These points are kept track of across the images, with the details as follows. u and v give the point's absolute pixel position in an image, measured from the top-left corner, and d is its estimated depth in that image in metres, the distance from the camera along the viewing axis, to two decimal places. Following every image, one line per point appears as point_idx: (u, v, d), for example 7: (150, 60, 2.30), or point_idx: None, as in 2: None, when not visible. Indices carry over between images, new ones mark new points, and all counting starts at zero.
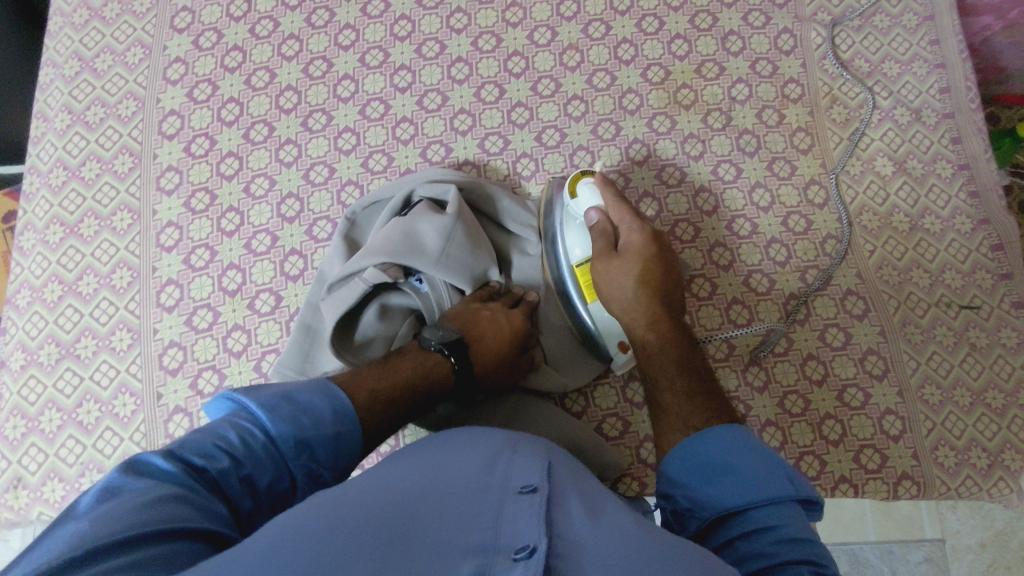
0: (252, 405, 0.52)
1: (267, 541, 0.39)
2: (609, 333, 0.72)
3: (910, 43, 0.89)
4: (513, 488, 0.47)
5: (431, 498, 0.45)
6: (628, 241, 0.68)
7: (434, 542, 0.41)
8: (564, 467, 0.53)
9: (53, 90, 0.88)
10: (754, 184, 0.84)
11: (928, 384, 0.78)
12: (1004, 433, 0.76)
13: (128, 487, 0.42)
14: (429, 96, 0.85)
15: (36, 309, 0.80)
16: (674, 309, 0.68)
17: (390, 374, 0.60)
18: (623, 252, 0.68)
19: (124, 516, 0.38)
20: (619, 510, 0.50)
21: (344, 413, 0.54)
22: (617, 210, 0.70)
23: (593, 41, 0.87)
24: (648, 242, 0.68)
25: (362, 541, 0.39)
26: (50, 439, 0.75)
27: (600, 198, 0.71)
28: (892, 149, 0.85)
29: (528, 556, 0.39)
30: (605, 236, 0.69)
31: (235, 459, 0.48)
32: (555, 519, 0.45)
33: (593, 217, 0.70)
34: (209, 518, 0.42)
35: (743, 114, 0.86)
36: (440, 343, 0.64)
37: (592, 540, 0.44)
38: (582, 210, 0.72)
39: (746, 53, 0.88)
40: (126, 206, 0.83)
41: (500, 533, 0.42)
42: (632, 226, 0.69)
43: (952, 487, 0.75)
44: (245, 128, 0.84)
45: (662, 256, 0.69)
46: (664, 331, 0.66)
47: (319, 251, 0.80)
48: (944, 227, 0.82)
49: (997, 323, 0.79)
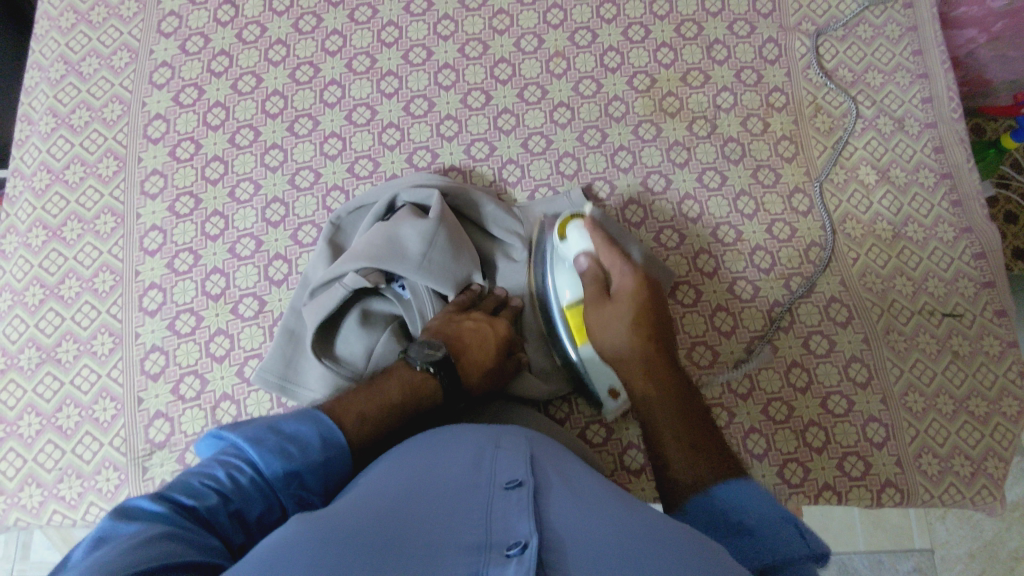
0: (238, 439, 0.51)
1: (256, 562, 0.38)
2: (599, 375, 0.71)
3: (893, 53, 0.90)
4: (498, 487, 0.47)
5: (418, 505, 0.45)
6: (620, 285, 0.69)
7: (427, 546, 0.40)
8: (548, 462, 0.53)
9: (38, 93, 0.87)
10: (739, 191, 0.84)
11: (911, 392, 0.78)
12: (987, 441, 0.76)
13: (117, 533, 0.41)
14: (416, 102, 0.86)
15: (17, 312, 0.80)
16: (670, 350, 0.67)
17: (378, 397, 0.59)
18: (616, 297, 0.68)
19: (115, 559, 0.37)
20: (608, 494, 0.50)
21: (333, 439, 0.53)
22: (608, 254, 0.70)
23: (579, 49, 0.88)
24: (641, 286, 0.68)
25: (358, 548, 0.39)
26: (29, 443, 0.75)
27: (589, 241, 0.71)
28: (875, 158, 0.86)
29: (521, 552, 0.39)
30: (596, 281, 0.69)
31: (224, 497, 0.47)
32: (544, 510, 0.45)
33: (582, 262, 0.70)
34: (205, 551, 0.42)
35: (728, 123, 0.86)
36: (425, 361, 0.63)
37: (581, 527, 0.43)
38: (571, 252, 0.72)
39: (731, 61, 0.88)
40: (110, 210, 0.83)
41: (491, 529, 0.42)
42: (623, 269, 0.69)
43: (936, 495, 0.75)
44: (231, 133, 0.84)
45: (656, 302, 0.69)
46: (659, 374, 0.64)
47: (304, 256, 0.80)
48: (926, 235, 0.83)
49: (980, 331, 0.80)
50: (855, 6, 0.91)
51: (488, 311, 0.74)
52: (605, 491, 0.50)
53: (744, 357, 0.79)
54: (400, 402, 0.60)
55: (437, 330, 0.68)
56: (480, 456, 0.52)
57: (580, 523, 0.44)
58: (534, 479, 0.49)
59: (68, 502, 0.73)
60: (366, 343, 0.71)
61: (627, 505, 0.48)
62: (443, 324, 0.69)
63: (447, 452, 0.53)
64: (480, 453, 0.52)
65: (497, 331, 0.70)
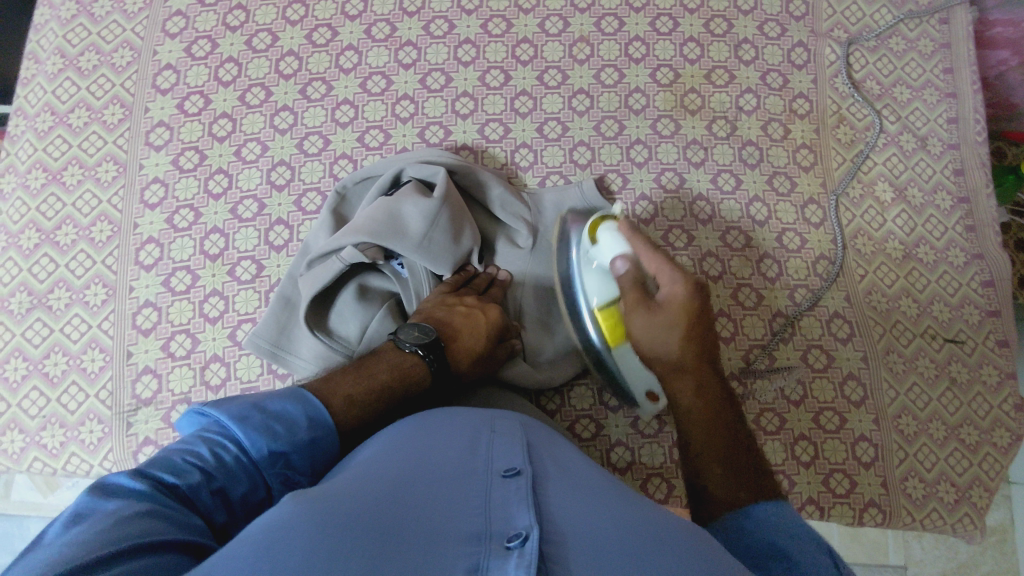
0: (221, 416, 0.50)
1: (252, 541, 0.37)
2: (638, 379, 0.69)
3: (924, 69, 0.88)
4: (495, 473, 0.47)
5: (415, 491, 0.44)
6: (668, 295, 0.60)
7: (427, 535, 0.40)
8: (543, 450, 0.53)
9: (48, 31, 0.85)
10: (752, 197, 0.83)
11: (904, 415, 0.77)
12: (974, 470, 0.76)
13: (95, 511, 0.40)
14: (433, 75, 0.84)
15: (11, 255, 0.79)
16: (715, 363, 0.61)
17: (366, 378, 0.58)
18: (660, 305, 0.60)
19: (91, 540, 0.37)
20: (602, 483, 0.50)
21: (320, 418, 0.53)
22: (650, 260, 0.63)
23: (605, 36, 0.86)
24: (691, 295, 0.59)
25: (357, 534, 0.38)
26: (14, 388, 0.75)
27: (628, 248, 0.65)
28: (894, 175, 0.85)
29: (522, 543, 0.38)
30: (635, 284, 0.63)
31: (207, 473, 0.46)
32: (543, 499, 0.45)
33: (619, 265, 0.64)
34: (185, 530, 0.41)
35: (748, 125, 0.84)
36: (414, 344, 0.62)
37: (579, 517, 0.43)
38: (605, 257, 0.67)
39: (757, 63, 0.86)
40: (112, 158, 0.81)
41: (490, 518, 0.42)
42: (675, 278, 0.60)
43: (917, 519, 0.75)
44: (242, 91, 0.82)
45: (709, 314, 0.60)
46: (707, 393, 0.59)
47: (306, 223, 0.78)
48: (936, 258, 0.82)
49: (980, 359, 0.79)
50: (890, 17, 0.88)
51: (485, 297, 0.73)
52: (600, 481, 0.50)
53: (741, 365, 0.79)
54: (390, 386, 0.59)
55: (430, 314, 0.67)
56: (477, 442, 0.52)
57: (580, 514, 0.44)
58: (532, 468, 0.48)
59: (50, 451, 0.73)
60: (361, 318, 0.71)
61: (624, 496, 0.48)
62: (435, 308, 0.68)
63: (444, 435, 0.52)
64: (477, 438, 0.52)
65: (492, 320, 0.69)
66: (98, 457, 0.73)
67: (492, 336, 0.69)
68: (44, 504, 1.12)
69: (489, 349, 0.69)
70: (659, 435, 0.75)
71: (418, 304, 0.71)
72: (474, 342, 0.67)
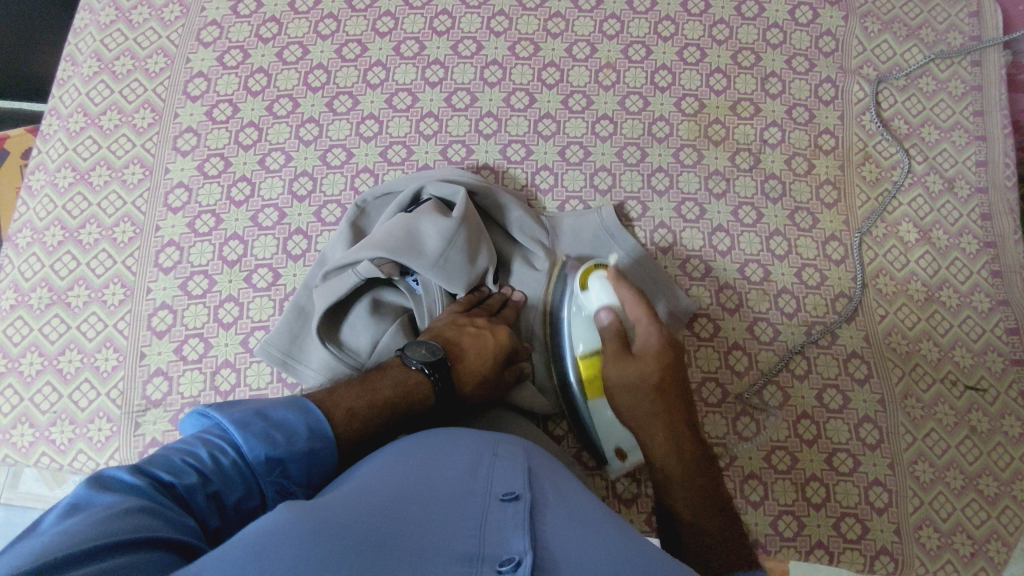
0: (223, 420, 0.50)
1: (245, 545, 0.37)
2: (609, 436, 0.70)
3: (953, 110, 0.87)
4: (493, 497, 0.46)
5: (411, 508, 0.44)
6: (642, 344, 0.65)
7: (417, 550, 0.39)
8: (544, 475, 0.52)
9: (86, 35, 0.87)
10: (773, 231, 0.82)
11: (921, 461, 0.75)
12: (992, 523, 0.74)
13: (91, 502, 0.40)
14: (458, 94, 0.84)
15: (35, 251, 0.80)
16: (688, 414, 0.64)
17: (370, 392, 0.58)
18: (636, 355, 0.64)
19: (90, 529, 0.37)
20: (600, 514, 0.49)
21: (320, 429, 0.53)
22: (634, 308, 0.66)
23: (632, 63, 0.86)
24: (664, 345, 0.64)
25: (349, 547, 0.38)
26: (28, 382, 0.76)
27: (612, 296, 0.67)
28: (919, 216, 0.83)
29: (513, 569, 0.38)
30: (618, 336, 0.65)
31: (204, 477, 0.46)
32: (539, 527, 0.45)
33: (604, 317, 0.66)
34: (177, 529, 0.41)
35: (772, 159, 0.84)
36: (422, 362, 0.62)
37: (575, 550, 0.43)
38: (592, 305, 0.68)
39: (784, 97, 0.86)
40: (140, 160, 0.83)
41: (485, 542, 0.41)
42: (649, 328, 0.65)
43: (930, 570, 0.73)
44: (270, 101, 0.83)
45: (678, 358, 0.65)
46: (682, 443, 0.63)
47: (325, 235, 0.79)
48: (960, 302, 0.80)
49: (1001, 409, 0.77)
50: (921, 57, 0.88)
51: (496, 318, 0.72)
52: (598, 512, 0.50)
53: (754, 401, 0.77)
54: (394, 401, 0.59)
55: (439, 332, 0.68)
56: (478, 462, 0.51)
57: (574, 545, 0.43)
58: (530, 494, 0.48)
59: (57, 447, 0.73)
60: (373, 333, 0.71)
61: (623, 532, 0.47)
62: (445, 327, 0.68)
63: (445, 453, 0.52)
64: (478, 459, 0.51)
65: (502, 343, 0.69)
66: (104, 455, 0.73)
67: (501, 358, 0.69)
68: (49, 496, 1.13)
69: (496, 370, 0.68)
70: None
71: (430, 322, 0.71)
72: (481, 363, 0.67)
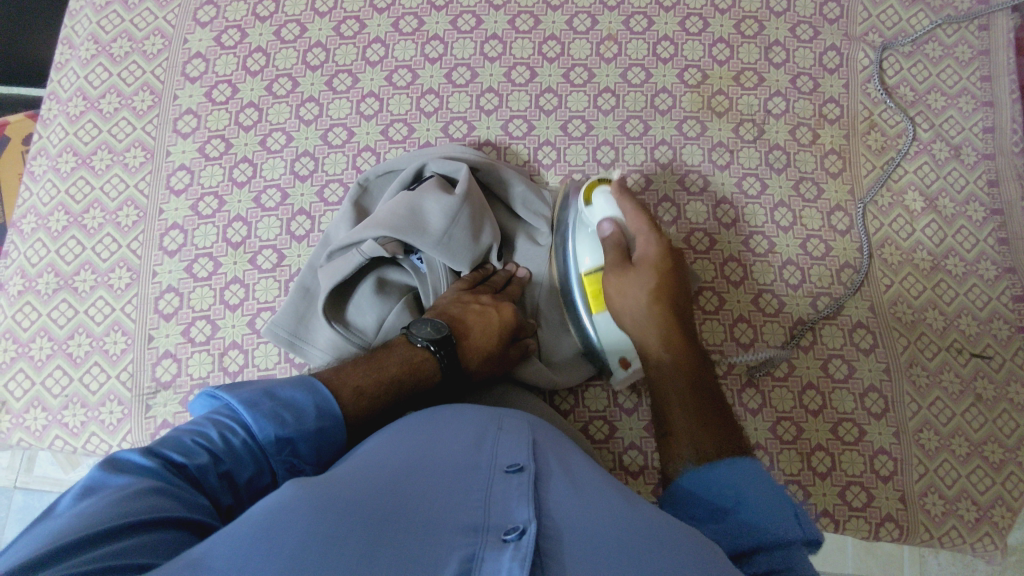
0: (232, 400, 0.51)
1: (252, 523, 0.37)
2: (612, 347, 0.72)
3: (960, 76, 0.85)
4: (498, 469, 0.47)
5: (417, 482, 0.44)
6: (642, 254, 0.70)
7: (422, 523, 0.40)
8: (549, 447, 0.53)
9: (82, 18, 0.87)
10: (778, 202, 0.81)
11: (926, 429, 0.76)
12: (997, 489, 0.74)
13: (105, 484, 0.41)
14: (458, 70, 0.84)
15: (40, 236, 0.80)
16: (680, 319, 0.68)
17: (376, 370, 0.59)
18: (636, 264, 0.69)
19: (102, 511, 0.37)
20: (604, 484, 0.50)
21: (328, 408, 0.53)
22: (635, 221, 0.70)
23: (633, 35, 0.85)
24: (662, 256, 0.69)
25: (355, 522, 0.38)
26: (38, 366, 0.76)
27: (615, 209, 0.71)
28: (925, 184, 0.82)
29: (518, 538, 0.39)
30: (618, 247, 0.70)
31: (214, 456, 0.47)
32: (543, 497, 0.45)
33: (606, 227, 0.70)
34: (191, 509, 0.42)
35: (776, 129, 0.83)
36: (426, 340, 0.63)
37: (580, 519, 0.43)
38: (595, 219, 0.72)
39: (788, 65, 0.85)
40: (141, 144, 0.82)
41: (489, 513, 0.42)
42: (648, 239, 0.70)
43: (935, 536, 0.73)
44: (269, 81, 0.83)
45: (675, 272, 0.70)
46: (675, 345, 0.65)
47: (328, 215, 0.79)
48: (966, 270, 0.80)
49: (1006, 376, 0.77)
50: (927, 22, 0.86)
51: (501, 295, 0.73)
52: (603, 482, 0.50)
53: (760, 373, 0.77)
54: (400, 378, 0.59)
55: (445, 310, 0.68)
56: (482, 436, 0.52)
57: (578, 515, 0.44)
58: (535, 465, 0.48)
59: (70, 430, 0.74)
60: (379, 311, 0.71)
61: (627, 500, 0.48)
62: (451, 305, 0.69)
63: (450, 428, 0.52)
64: (483, 432, 0.52)
65: (507, 319, 0.69)
66: (116, 438, 0.74)
67: (507, 334, 0.69)
68: (65, 479, 1.14)
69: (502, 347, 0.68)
70: None
71: (435, 300, 0.71)
72: (486, 340, 0.67)
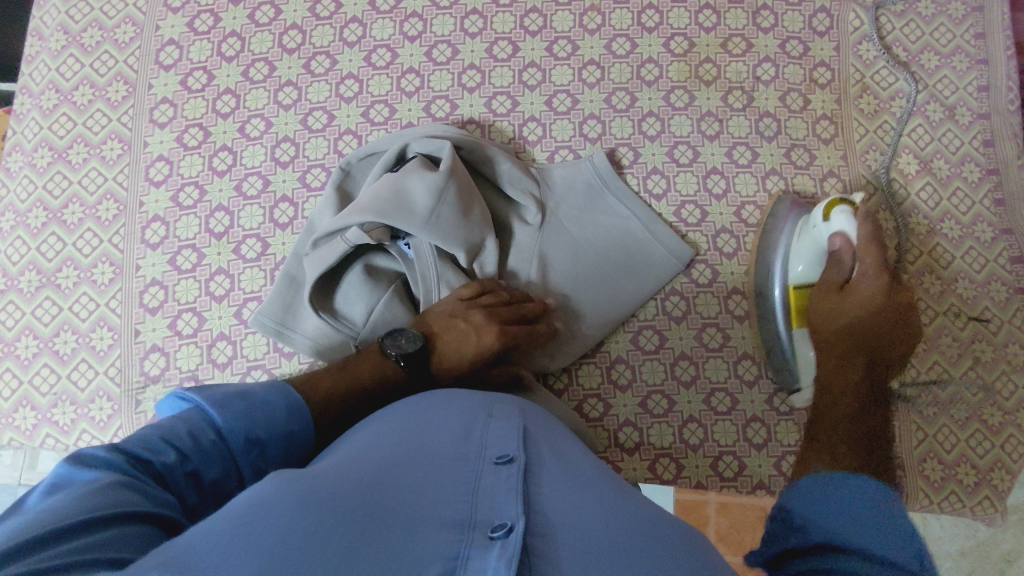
0: (203, 401, 0.50)
1: (229, 521, 0.36)
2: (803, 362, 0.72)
3: (954, 34, 0.83)
4: (487, 461, 0.46)
5: (401, 477, 0.43)
6: (863, 283, 0.66)
7: (407, 522, 0.39)
8: (540, 437, 0.51)
9: (51, 8, 0.84)
10: (769, 170, 0.80)
11: (924, 395, 0.75)
12: (996, 452, 0.74)
13: (73, 480, 0.40)
14: (439, 48, 0.82)
15: (20, 234, 0.79)
16: (866, 347, 0.66)
17: (346, 375, 0.61)
18: (852, 288, 0.67)
19: (70, 506, 0.37)
20: (597, 476, 0.49)
21: (299, 412, 0.54)
22: (867, 248, 0.66)
23: (617, 4, 0.83)
24: (881, 288, 0.66)
25: (336, 521, 0.37)
26: (25, 365, 0.76)
27: (855, 228, 0.67)
28: (919, 146, 0.81)
29: (506, 535, 0.37)
30: (837, 270, 0.68)
31: (182, 453, 0.46)
32: (533, 491, 0.44)
33: (836, 244, 0.68)
34: (158, 505, 0.41)
35: (766, 96, 0.81)
36: (397, 354, 0.63)
37: (573, 517, 0.42)
38: (828, 235, 0.69)
39: (777, 30, 0.83)
40: (117, 135, 0.81)
41: (476, 507, 0.41)
42: (874, 271, 0.66)
43: (934, 501, 0.73)
44: (245, 66, 0.81)
45: (892, 311, 0.67)
46: (853, 377, 0.65)
47: (311, 201, 0.77)
48: (962, 233, 0.79)
49: (1005, 339, 0.76)
50: None
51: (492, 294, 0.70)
52: (596, 473, 0.49)
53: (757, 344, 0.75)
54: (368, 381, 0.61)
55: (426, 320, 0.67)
56: (472, 426, 0.50)
57: (569, 511, 0.42)
58: (525, 456, 0.47)
59: (61, 427, 0.74)
60: (369, 300, 0.70)
61: (620, 494, 0.46)
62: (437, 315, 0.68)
63: (438, 420, 0.51)
64: (473, 423, 0.51)
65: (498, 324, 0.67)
66: (107, 433, 0.74)
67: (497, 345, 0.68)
68: None
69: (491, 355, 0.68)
70: (668, 414, 0.74)
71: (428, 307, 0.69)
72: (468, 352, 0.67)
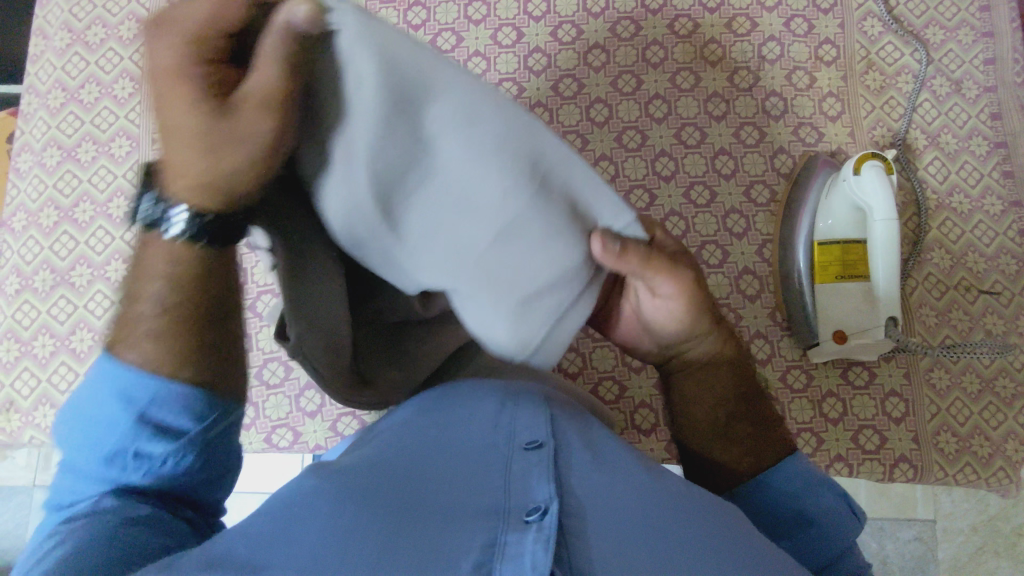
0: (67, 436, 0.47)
1: (270, 530, 0.38)
2: (827, 321, 0.73)
3: (958, 8, 0.82)
4: (516, 447, 0.45)
5: (434, 475, 0.44)
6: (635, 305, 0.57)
7: (441, 517, 0.39)
8: (568, 418, 0.51)
9: (53, 6, 0.84)
10: (777, 149, 0.80)
11: (937, 369, 0.75)
12: (1010, 423, 0.74)
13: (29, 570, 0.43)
14: (443, 36, 0.82)
15: (32, 234, 0.79)
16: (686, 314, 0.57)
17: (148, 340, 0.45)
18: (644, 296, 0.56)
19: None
20: (628, 454, 0.48)
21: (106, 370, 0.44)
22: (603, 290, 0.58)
23: None
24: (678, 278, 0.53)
25: (372, 522, 0.38)
26: (42, 364, 0.76)
27: (883, 185, 0.69)
28: (926, 121, 0.81)
29: (541, 518, 0.37)
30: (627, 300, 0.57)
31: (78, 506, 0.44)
32: (566, 474, 0.44)
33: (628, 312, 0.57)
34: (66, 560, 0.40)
35: (772, 75, 0.81)
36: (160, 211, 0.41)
37: (609, 502, 0.42)
38: (861, 192, 0.70)
39: (781, 8, 0.82)
40: (125, 132, 0.81)
41: (510, 493, 0.41)
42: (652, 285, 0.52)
43: (950, 474, 0.74)
44: None
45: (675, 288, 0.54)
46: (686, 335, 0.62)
47: None
48: (971, 207, 0.79)
49: (1017, 311, 0.76)
50: None
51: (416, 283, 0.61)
52: (626, 453, 0.49)
53: (767, 323, 0.77)
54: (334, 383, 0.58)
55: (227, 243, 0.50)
56: (500, 413, 0.50)
57: (602, 494, 0.42)
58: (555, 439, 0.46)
59: None
60: None
61: (655, 471, 0.46)
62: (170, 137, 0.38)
63: (466, 412, 0.51)
64: (500, 408, 0.51)
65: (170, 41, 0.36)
66: None
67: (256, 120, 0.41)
68: None
69: (217, 125, 0.36)
70: None
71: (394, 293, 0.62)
72: (148, 312, 0.43)
